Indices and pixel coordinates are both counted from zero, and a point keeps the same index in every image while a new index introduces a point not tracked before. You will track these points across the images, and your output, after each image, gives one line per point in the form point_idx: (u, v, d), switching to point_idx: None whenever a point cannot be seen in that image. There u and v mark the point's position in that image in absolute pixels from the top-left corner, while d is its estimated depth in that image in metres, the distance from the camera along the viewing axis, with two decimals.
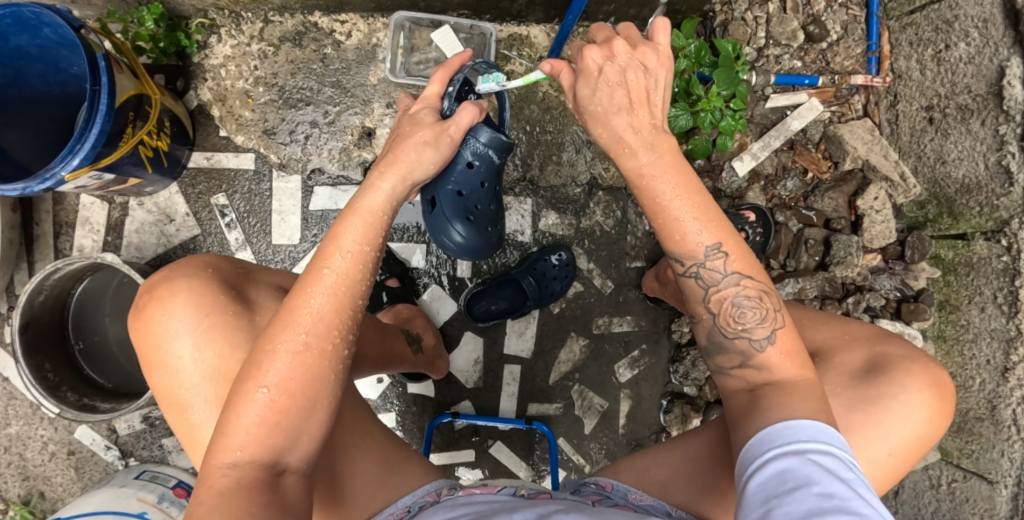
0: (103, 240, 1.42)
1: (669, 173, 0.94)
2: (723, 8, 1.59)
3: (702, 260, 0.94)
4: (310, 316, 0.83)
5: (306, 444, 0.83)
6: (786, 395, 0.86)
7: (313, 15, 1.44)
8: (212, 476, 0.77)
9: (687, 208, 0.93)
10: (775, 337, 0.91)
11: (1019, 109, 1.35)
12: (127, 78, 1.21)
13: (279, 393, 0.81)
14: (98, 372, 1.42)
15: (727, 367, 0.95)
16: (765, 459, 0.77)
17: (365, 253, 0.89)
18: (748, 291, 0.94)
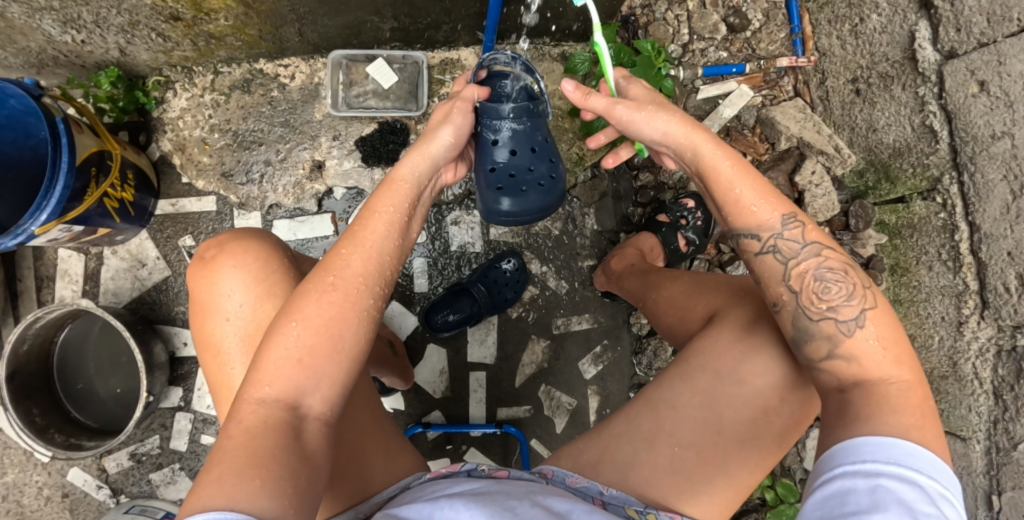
0: (82, 289, 1.54)
1: (725, 155, 0.96)
2: (644, 12, 1.67)
3: (779, 230, 0.92)
4: (350, 267, 0.89)
5: (330, 390, 0.85)
6: (874, 405, 0.82)
7: (257, 63, 1.55)
8: (244, 408, 0.81)
9: (750, 188, 0.93)
10: (865, 317, 0.87)
11: (934, 69, 1.41)
12: (88, 136, 1.33)
13: (313, 332, 0.85)
14: (85, 413, 1.52)
15: (814, 359, 0.90)
16: (834, 472, 0.77)
17: (395, 216, 0.96)
18: (831, 263, 0.90)
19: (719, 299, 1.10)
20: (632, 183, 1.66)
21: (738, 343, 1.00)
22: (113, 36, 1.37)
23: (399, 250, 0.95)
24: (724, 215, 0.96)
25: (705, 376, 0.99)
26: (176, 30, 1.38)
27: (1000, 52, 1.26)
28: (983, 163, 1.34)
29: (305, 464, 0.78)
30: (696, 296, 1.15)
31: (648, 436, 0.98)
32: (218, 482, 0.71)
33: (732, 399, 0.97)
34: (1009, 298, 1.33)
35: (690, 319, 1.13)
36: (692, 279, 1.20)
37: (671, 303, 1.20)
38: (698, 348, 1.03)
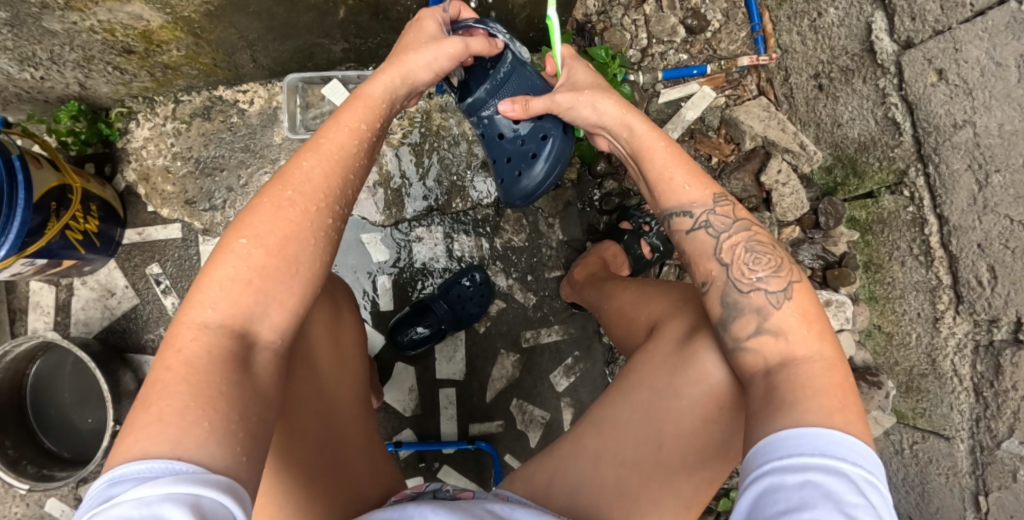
0: (54, 320, 1.57)
1: (658, 143, 1.03)
2: (601, 18, 1.65)
3: (712, 205, 0.96)
4: (308, 183, 0.90)
5: (279, 317, 0.83)
6: (798, 388, 0.81)
7: (217, 90, 1.58)
8: (184, 330, 0.77)
9: (684, 170, 0.99)
10: (792, 290, 0.89)
11: (892, 60, 1.37)
12: (47, 171, 1.35)
13: (264, 249, 0.83)
14: (58, 443, 1.53)
15: (741, 339, 0.89)
16: (761, 470, 0.73)
17: (360, 133, 1.00)
18: (759, 238, 0.94)
19: (661, 307, 1.09)
20: (597, 191, 1.64)
21: (673, 355, 0.98)
22: (70, 71, 1.40)
23: (352, 170, 0.97)
24: (657, 196, 1.01)
25: (644, 392, 0.98)
26: (131, 62, 1.41)
27: (956, 38, 1.22)
28: (947, 154, 1.29)
29: (256, 400, 0.76)
30: (640, 305, 1.14)
31: (592, 458, 0.96)
32: (158, 422, 0.68)
33: (670, 412, 0.95)
34: (983, 291, 1.28)
35: (636, 331, 1.12)
36: (640, 288, 1.18)
37: (619, 313, 1.18)
38: (638, 365, 1.02)
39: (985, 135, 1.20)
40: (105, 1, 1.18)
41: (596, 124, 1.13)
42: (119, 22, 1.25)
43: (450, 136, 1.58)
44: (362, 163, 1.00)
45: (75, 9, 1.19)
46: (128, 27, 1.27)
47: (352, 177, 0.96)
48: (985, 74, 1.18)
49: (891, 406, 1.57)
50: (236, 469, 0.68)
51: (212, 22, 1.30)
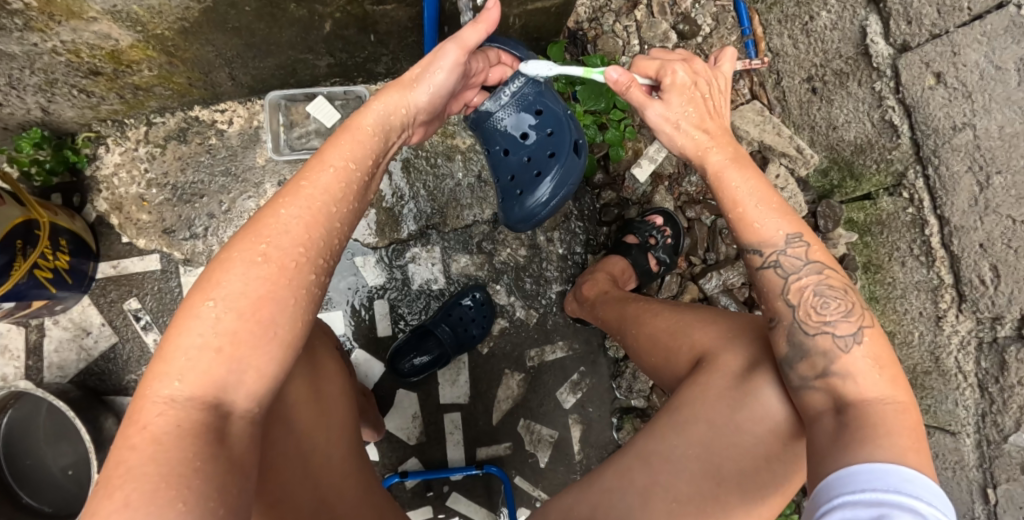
0: (24, 365, 1.46)
1: (748, 170, 0.97)
2: (592, 25, 1.62)
3: (782, 246, 0.92)
4: (285, 234, 0.81)
5: (255, 384, 0.76)
6: (869, 426, 0.81)
7: (192, 110, 1.48)
8: (149, 408, 0.71)
9: (758, 205, 0.94)
10: (864, 334, 0.87)
11: (888, 64, 1.37)
12: (12, 206, 1.24)
13: (239, 315, 0.76)
14: (37, 497, 1.43)
15: (811, 377, 0.89)
16: (831, 503, 0.75)
17: (349, 172, 0.90)
18: (831, 281, 0.91)
19: (705, 339, 1.07)
20: (595, 203, 1.62)
21: (729, 392, 0.98)
22: (31, 96, 1.30)
23: (339, 212, 0.87)
24: (732, 232, 0.97)
25: (699, 427, 0.98)
26: (99, 85, 1.31)
27: (954, 42, 1.22)
28: (947, 156, 1.30)
29: (238, 475, 0.71)
30: (680, 334, 1.12)
31: (642, 490, 0.98)
32: (124, 506, 0.64)
33: (731, 448, 0.96)
34: (985, 289, 1.29)
35: (675, 361, 1.10)
36: (675, 316, 1.16)
37: (653, 342, 1.15)
38: (691, 398, 1.01)
39: (985, 138, 1.20)
40: (69, 20, 1.09)
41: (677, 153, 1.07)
42: (85, 42, 1.16)
43: (442, 152, 1.52)
44: (352, 206, 0.90)
45: (34, 29, 1.10)
46: (94, 48, 1.18)
47: (339, 220, 0.87)
48: (984, 78, 1.18)
49: None
50: None
51: (187, 40, 1.22)
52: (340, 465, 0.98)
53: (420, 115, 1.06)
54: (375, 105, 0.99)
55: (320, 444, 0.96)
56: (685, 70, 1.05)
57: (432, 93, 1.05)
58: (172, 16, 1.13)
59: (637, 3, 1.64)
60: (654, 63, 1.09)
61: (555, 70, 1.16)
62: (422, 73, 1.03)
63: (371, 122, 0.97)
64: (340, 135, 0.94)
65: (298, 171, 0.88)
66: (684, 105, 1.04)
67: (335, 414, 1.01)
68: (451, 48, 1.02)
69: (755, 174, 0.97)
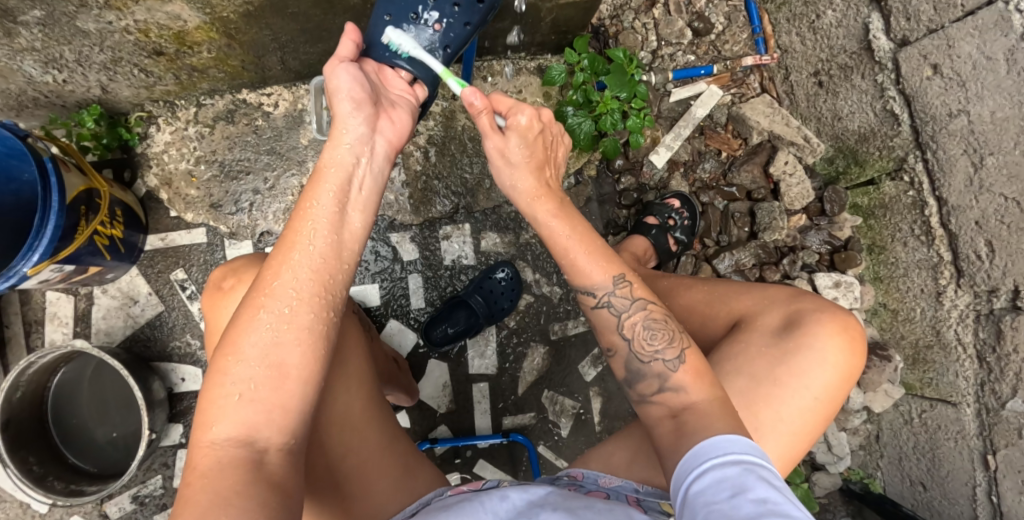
0: (73, 330, 1.53)
1: (563, 220, 1.12)
2: (613, 22, 1.74)
3: (610, 290, 1.09)
4: (290, 288, 0.88)
5: (284, 420, 0.84)
6: (703, 418, 0.93)
7: (240, 93, 1.57)
8: (198, 453, 0.80)
9: (586, 254, 1.10)
10: (684, 356, 1.02)
11: (889, 57, 1.49)
12: (75, 175, 1.33)
13: (264, 362, 0.84)
14: (82, 458, 1.49)
15: (648, 394, 1.03)
16: (700, 469, 0.84)
17: (338, 218, 0.96)
18: (654, 314, 1.07)
19: (744, 305, 1.19)
20: (614, 187, 1.73)
21: (768, 348, 1.09)
22: (94, 74, 1.39)
23: (329, 263, 0.93)
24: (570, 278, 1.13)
25: (741, 378, 1.08)
26: (159, 65, 1.40)
27: (949, 36, 1.34)
28: (944, 141, 1.41)
29: (280, 493, 0.78)
30: (716, 302, 1.23)
31: None
32: None
33: (767, 397, 1.06)
34: (981, 264, 1.40)
35: (712, 324, 1.22)
36: (709, 288, 1.27)
37: (689, 311, 1.27)
38: (733, 354, 1.11)
39: (978, 123, 1.32)
40: (145, 1, 1.18)
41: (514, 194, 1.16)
42: (156, 22, 1.26)
43: (473, 135, 1.62)
44: (353, 253, 0.96)
45: (113, 7, 1.19)
46: (163, 28, 1.28)
47: (344, 270, 0.94)
48: (977, 68, 1.30)
49: (899, 379, 1.66)
50: None
51: (248, 23, 1.32)
52: (365, 458, 1.08)
53: (368, 119, 1.03)
54: (326, 152, 1.00)
55: (346, 442, 1.06)
56: (533, 115, 1.11)
57: (354, 90, 1.03)
58: None
59: (655, 2, 1.76)
60: (508, 100, 1.13)
61: (418, 52, 1.15)
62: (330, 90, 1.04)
63: (336, 173, 0.99)
64: (313, 186, 0.98)
65: (286, 226, 0.94)
66: (523, 146, 1.12)
67: (366, 415, 1.10)
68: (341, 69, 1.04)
69: (578, 222, 1.13)
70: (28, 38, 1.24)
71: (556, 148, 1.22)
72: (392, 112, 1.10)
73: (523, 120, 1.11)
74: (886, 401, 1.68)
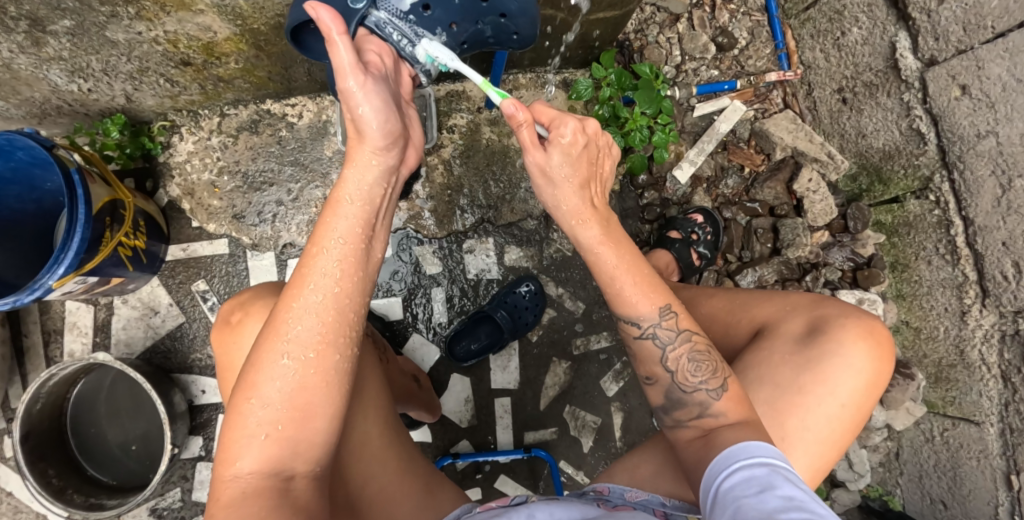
0: (93, 341, 1.51)
1: (613, 248, 1.05)
2: (637, 36, 1.73)
3: (658, 321, 1.03)
4: (309, 329, 0.86)
5: (309, 453, 0.85)
6: (738, 430, 0.92)
7: (264, 104, 1.56)
8: (221, 487, 0.81)
9: (633, 283, 1.04)
10: (728, 387, 0.99)
11: (916, 76, 1.50)
12: (100, 186, 1.31)
13: (281, 400, 0.84)
14: (101, 470, 1.48)
15: (684, 420, 1.00)
16: (729, 467, 0.85)
17: (353, 245, 0.91)
18: (699, 345, 1.02)
19: (766, 313, 1.15)
20: (638, 202, 1.72)
21: (792, 356, 1.06)
22: (120, 83, 1.37)
23: (352, 302, 0.90)
24: (609, 302, 1.07)
25: (765, 388, 1.05)
26: (185, 75, 1.39)
27: (979, 57, 1.34)
28: (972, 161, 1.41)
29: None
30: (737, 310, 1.20)
31: None
32: None
33: (793, 406, 1.02)
34: (1008, 285, 1.40)
35: (733, 333, 1.19)
36: (729, 295, 1.24)
37: (710, 320, 1.24)
38: (756, 363, 1.08)
39: (1007, 144, 1.31)
40: (177, 12, 1.17)
41: (552, 206, 1.08)
42: (186, 33, 1.24)
43: (498, 149, 1.61)
44: (368, 278, 0.92)
45: (144, 18, 1.18)
46: (192, 39, 1.27)
47: (360, 300, 0.90)
48: (1007, 90, 1.30)
49: (920, 396, 1.66)
50: None
51: (278, 35, 1.31)
52: (382, 485, 1.07)
53: (392, 145, 0.96)
54: (344, 178, 0.93)
55: (365, 469, 1.06)
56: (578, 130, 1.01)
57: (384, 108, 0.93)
58: (272, 12, 1.22)
59: (679, 16, 1.75)
60: (550, 111, 1.04)
61: (455, 64, 1.02)
62: (351, 108, 0.92)
63: (353, 201, 0.93)
64: (331, 213, 0.92)
65: (301, 256, 0.89)
66: (564, 164, 1.03)
67: (382, 436, 1.10)
68: (353, 80, 0.90)
69: (626, 249, 1.06)
70: (56, 48, 1.23)
71: (601, 162, 1.12)
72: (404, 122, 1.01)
73: (569, 138, 1.01)
74: (908, 419, 1.68)
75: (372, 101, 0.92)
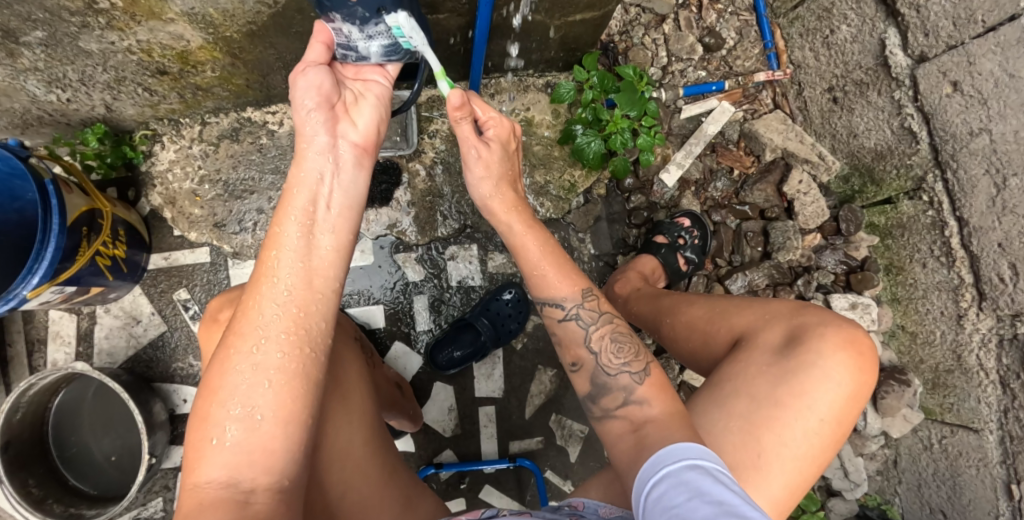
0: (75, 350, 1.51)
1: (533, 239, 1.12)
2: (622, 38, 1.71)
3: (581, 301, 1.09)
4: (261, 328, 0.85)
5: (270, 459, 0.81)
6: (664, 428, 0.93)
7: (245, 111, 1.56)
8: (185, 496, 0.79)
9: (556, 270, 1.10)
10: (650, 370, 1.03)
11: (907, 74, 1.45)
12: (78, 196, 1.31)
13: (243, 403, 0.82)
14: (81, 479, 1.47)
15: (612, 409, 1.02)
16: (659, 473, 0.84)
17: (309, 245, 0.92)
18: (620, 328, 1.08)
19: (744, 321, 1.12)
20: (624, 206, 1.69)
21: (769, 367, 1.03)
22: (98, 93, 1.37)
23: (302, 297, 0.88)
24: (531, 290, 1.13)
25: (742, 401, 1.01)
26: (163, 84, 1.38)
27: (969, 52, 1.30)
28: (965, 160, 1.37)
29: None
30: (717, 319, 1.17)
31: None
32: None
33: (770, 420, 0.98)
34: (1005, 287, 1.35)
35: (712, 343, 1.16)
36: (710, 303, 1.21)
37: (690, 328, 1.21)
38: (733, 374, 1.04)
39: (1001, 142, 1.27)
40: (148, 21, 1.17)
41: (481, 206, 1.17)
42: (159, 42, 1.24)
43: None
44: (329, 278, 0.92)
45: (115, 28, 1.18)
46: (166, 48, 1.26)
47: (318, 302, 0.89)
48: (999, 86, 1.25)
49: (918, 403, 1.61)
50: None
51: (253, 42, 1.30)
52: (363, 495, 1.04)
53: (336, 132, 0.98)
54: (293, 174, 0.95)
55: (343, 480, 1.03)
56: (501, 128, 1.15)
57: (316, 92, 0.98)
58: (243, 19, 1.22)
59: (665, 17, 1.73)
60: (486, 106, 1.13)
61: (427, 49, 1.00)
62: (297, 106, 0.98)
63: (301, 195, 0.94)
64: (281, 212, 0.94)
65: (257, 259, 0.91)
66: (495, 162, 1.14)
67: (364, 448, 1.07)
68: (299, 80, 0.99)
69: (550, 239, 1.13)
70: (30, 58, 1.23)
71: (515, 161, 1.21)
72: (353, 108, 1.02)
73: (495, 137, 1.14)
74: (905, 426, 1.62)
75: (319, 95, 0.98)
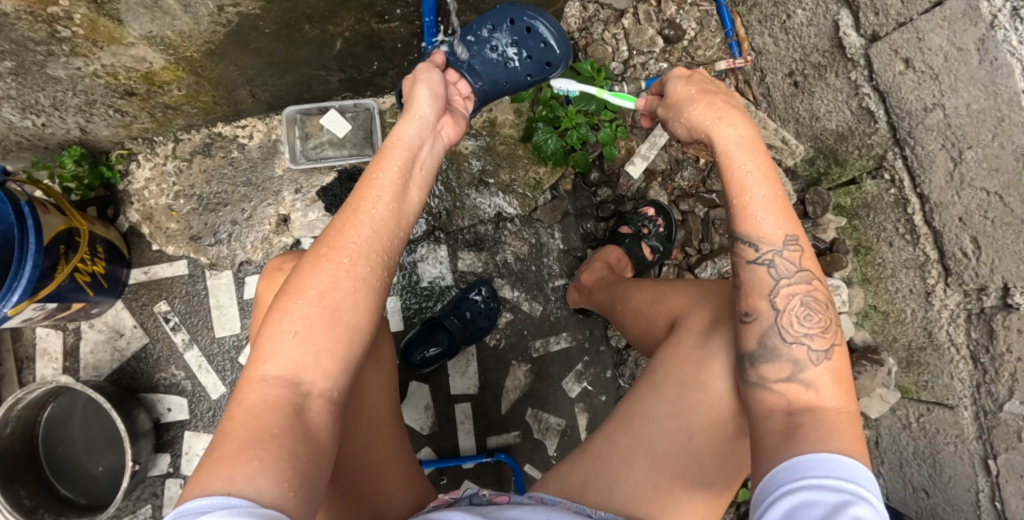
0: (62, 365, 1.57)
1: (758, 153, 0.95)
2: (582, 34, 1.73)
3: (781, 247, 0.93)
4: (352, 244, 0.93)
5: (329, 367, 0.85)
6: (822, 428, 0.85)
7: (215, 127, 1.60)
8: (246, 388, 0.81)
9: (765, 197, 0.93)
10: (832, 353, 0.92)
11: (861, 53, 1.45)
12: (55, 216, 1.36)
13: (319, 307, 0.87)
14: (72, 489, 1.52)
15: (770, 379, 0.92)
16: (788, 486, 0.77)
17: (398, 187, 1.02)
18: (818, 294, 0.94)
19: (680, 304, 1.14)
20: (592, 200, 1.72)
21: (695, 351, 1.04)
22: (72, 116, 1.43)
23: (385, 231, 0.97)
24: (730, 220, 0.96)
25: (671, 386, 1.04)
26: (132, 105, 1.44)
27: (918, 28, 1.30)
28: (922, 136, 1.37)
29: (309, 445, 0.78)
30: (658, 304, 1.19)
31: (627, 451, 1.02)
32: (228, 479, 0.69)
33: (696, 403, 1.00)
34: (969, 262, 1.34)
35: (654, 328, 1.17)
36: (655, 289, 1.23)
37: (637, 313, 1.23)
38: (663, 361, 1.07)
39: (955, 116, 1.27)
40: (110, 46, 1.22)
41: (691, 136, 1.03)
42: (123, 66, 1.29)
43: (446, 155, 1.60)
44: (406, 222, 1.01)
45: (79, 54, 1.23)
46: (131, 70, 1.31)
47: (398, 237, 0.98)
48: (949, 60, 1.25)
49: (893, 382, 1.61)
50: (283, 502, 0.70)
51: (213, 60, 1.35)
52: (378, 455, 1.04)
53: (436, 110, 1.15)
54: (396, 132, 1.09)
55: (365, 440, 1.03)
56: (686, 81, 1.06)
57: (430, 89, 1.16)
58: (200, 39, 1.26)
59: (624, 12, 1.75)
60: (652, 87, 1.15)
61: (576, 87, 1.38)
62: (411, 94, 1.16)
63: (398, 154, 1.06)
64: (381, 159, 1.05)
65: (354, 191, 1.00)
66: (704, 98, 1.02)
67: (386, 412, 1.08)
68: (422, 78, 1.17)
69: (765, 158, 0.95)
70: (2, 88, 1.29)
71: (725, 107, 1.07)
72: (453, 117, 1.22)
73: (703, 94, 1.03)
74: (883, 406, 1.62)
75: (432, 93, 1.16)
